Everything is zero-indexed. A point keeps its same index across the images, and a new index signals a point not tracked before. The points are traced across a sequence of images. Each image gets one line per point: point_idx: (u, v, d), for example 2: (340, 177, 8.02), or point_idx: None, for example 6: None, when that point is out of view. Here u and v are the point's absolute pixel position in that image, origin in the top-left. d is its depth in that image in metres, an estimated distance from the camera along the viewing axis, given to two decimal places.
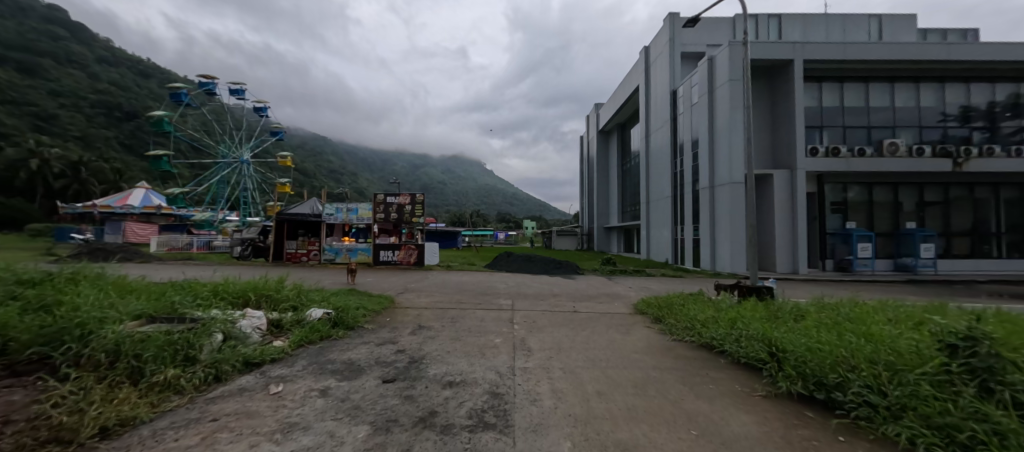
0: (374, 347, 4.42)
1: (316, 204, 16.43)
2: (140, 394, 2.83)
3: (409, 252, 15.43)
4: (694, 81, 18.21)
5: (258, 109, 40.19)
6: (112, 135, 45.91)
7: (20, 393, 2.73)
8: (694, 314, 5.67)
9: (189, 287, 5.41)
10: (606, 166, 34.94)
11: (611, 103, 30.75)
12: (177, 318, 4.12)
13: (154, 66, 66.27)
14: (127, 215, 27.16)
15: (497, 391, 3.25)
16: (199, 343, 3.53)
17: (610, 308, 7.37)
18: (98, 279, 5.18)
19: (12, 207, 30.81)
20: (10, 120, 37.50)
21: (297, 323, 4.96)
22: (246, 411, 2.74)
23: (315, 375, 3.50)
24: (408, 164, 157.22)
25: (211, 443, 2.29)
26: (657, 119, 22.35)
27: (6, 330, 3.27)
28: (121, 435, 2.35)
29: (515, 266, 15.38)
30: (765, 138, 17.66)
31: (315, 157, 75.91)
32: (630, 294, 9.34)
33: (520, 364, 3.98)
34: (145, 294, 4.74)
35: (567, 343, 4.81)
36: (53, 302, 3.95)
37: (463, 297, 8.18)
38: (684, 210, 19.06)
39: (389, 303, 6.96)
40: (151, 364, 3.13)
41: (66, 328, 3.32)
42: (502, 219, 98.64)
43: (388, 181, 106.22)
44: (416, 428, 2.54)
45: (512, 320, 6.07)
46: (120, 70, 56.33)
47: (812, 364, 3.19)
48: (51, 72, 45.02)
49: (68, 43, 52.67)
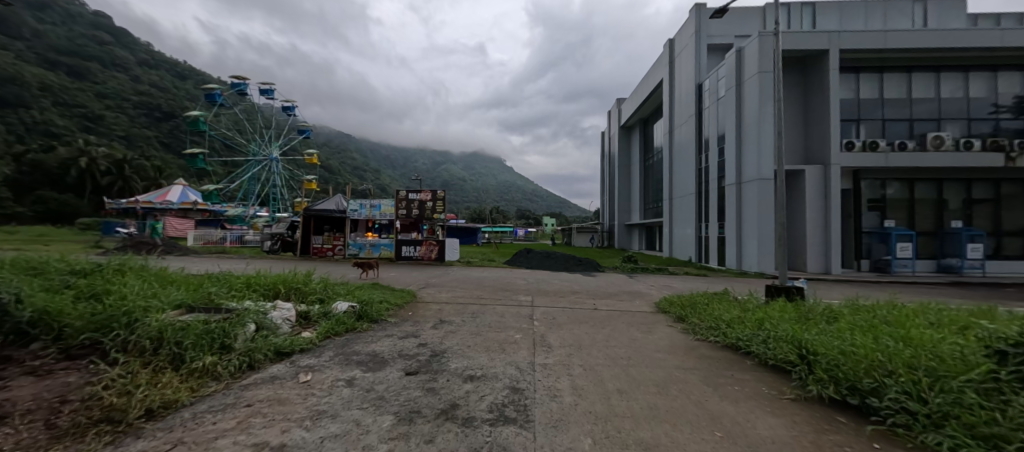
0: (398, 340, 4.52)
1: (341, 200, 16.46)
2: (181, 378, 3.00)
3: (431, 247, 15.64)
4: (720, 74, 17.64)
5: (286, 108, 41.40)
6: (152, 135, 48.51)
7: (75, 375, 2.96)
8: (720, 314, 5.50)
9: (226, 279, 5.64)
10: (628, 163, 34.38)
11: (633, 98, 30.33)
12: (214, 309, 4.30)
13: (190, 69, 69.44)
14: (166, 211, 28.44)
15: (518, 386, 3.27)
16: (234, 332, 3.69)
17: (631, 306, 7.24)
18: (142, 270, 5.45)
19: (65, 202, 32.91)
20: (62, 121, 40.01)
21: (324, 315, 5.11)
22: (278, 398, 2.87)
23: (341, 366, 3.62)
24: (428, 161, 159.19)
25: (246, 427, 2.42)
26: (681, 114, 21.79)
27: (64, 317, 3.57)
28: (166, 416, 2.52)
29: (536, 262, 15.34)
30: (797, 132, 16.93)
31: (339, 154, 77.69)
32: (651, 292, 9.17)
33: (540, 360, 3.98)
34: (185, 284, 5.03)
35: (587, 340, 4.77)
36: (103, 290, 4.26)
37: (483, 293, 8.19)
38: (709, 207, 18.53)
39: (412, 297, 7.12)
40: (192, 351, 3.30)
41: (116, 316, 3.57)
42: (521, 215, 97.99)
43: (410, 178, 107.73)
44: (439, 420, 2.60)
45: (532, 317, 6.06)
46: (159, 72, 59.47)
47: (846, 368, 3.06)
48: (97, 76, 47.92)
49: (112, 47, 55.85)
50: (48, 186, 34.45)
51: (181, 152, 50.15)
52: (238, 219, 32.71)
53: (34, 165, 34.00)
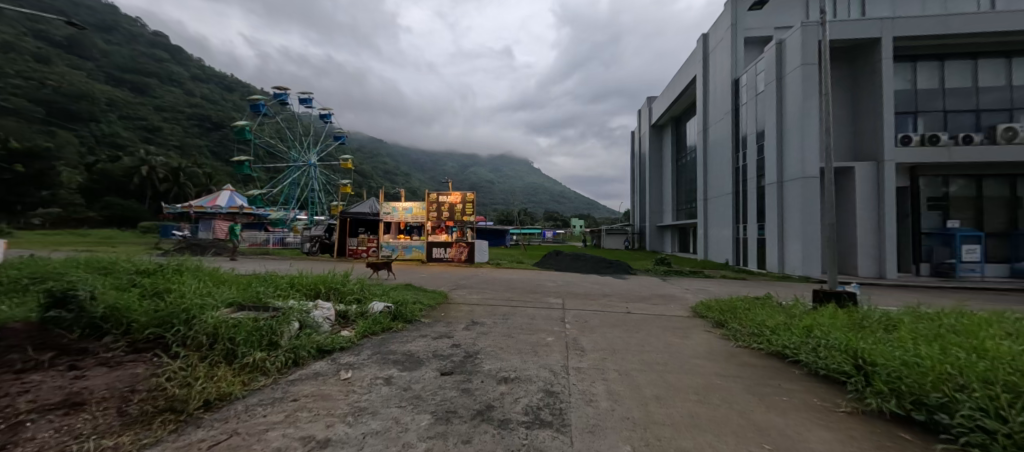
0: (431, 341, 4.59)
1: (374, 202, 17.84)
2: (234, 372, 3.19)
3: (461, 249, 15.89)
4: (759, 67, 16.87)
5: (323, 116, 43.25)
6: (203, 144, 52.11)
7: (143, 367, 3.22)
8: (763, 320, 5.24)
9: (271, 279, 5.98)
10: (659, 163, 33.53)
11: (665, 96, 29.56)
12: (262, 307, 4.55)
13: (236, 81, 73.97)
14: (217, 215, 29.39)
15: (552, 389, 3.25)
16: (281, 329, 3.87)
17: (665, 310, 7.06)
18: (198, 269, 5.85)
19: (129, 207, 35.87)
20: (126, 132, 43.74)
21: (361, 314, 5.29)
22: (321, 394, 2.99)
23: (379, 364, 3.73)
24: (456, 164, 162.09)
25: (294, 420, 2.54)
26: (716, 111, 21.01)
27: (131, 313, 3.89)
28: (221, 408, 2.69)
29: (565, 264, 15.24)
30: (844, 127, 15.91)
31: (371, 159, 80.42)
32: (686, 296, 8.90)
33: (574, 363, 3.93)
34: (235, 284, 5.34)
35: (621, 344, 4.67)
36: (164, 288, 4.59)
37: (514, 294, 8.22)
38: (748, 207, 17.72)
39: (443, 298, 7.23)
40: (244, 346, 3.50)
41: (175, 313, 3.83)
42: (549, 218, 97.44)
43: (439, 181, 110.26)
44: (474, 421, 2.62)
45: (563, 319, 6.01)
46: (209, 86, 63.87)
47: (909, 380, 2.83)
48: (156, 91, 52.06)
49: (169, 63, 60.56)
50: (114, 192, 37.18)
51: (227, 159, 53.57)
52: (280, 222, 34.51)
53: (102, 174, 36.38)
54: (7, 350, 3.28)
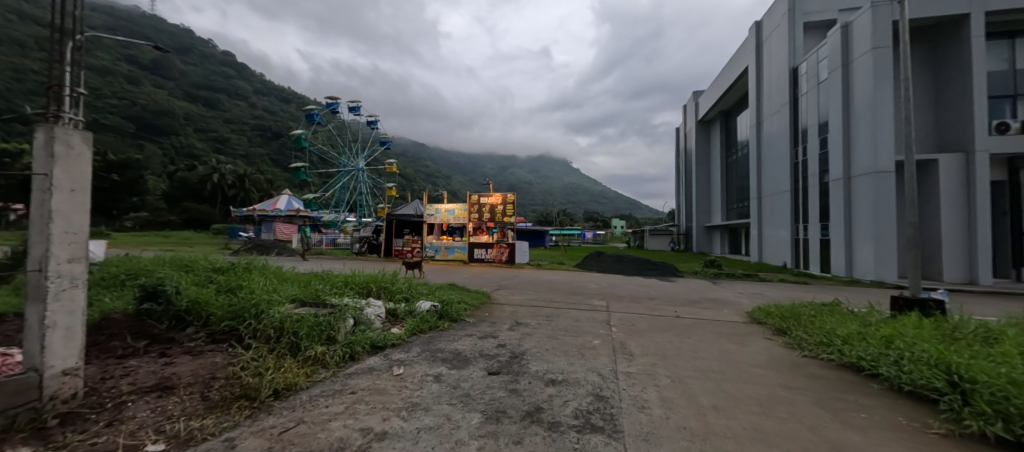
0: (477, 340, 4.66)
1: (418, 205, 18.48)
2: (298, 364, 3.41)
3: (501, 250, 16.03)
4: (821, 54, 15.63)
5: (370, 122, 45.46)
6: (264, 153, 56.71)
7: (220, 356, 3.53)
8: (832, 328, 4.81)
9: (327, 277, 6.35)
10: (706, 160, 31.93)
11: (713, 89, 28.15)
12: (321, 304, 4.84)
13: (292, 93, 79.77)
14: (277, 217, 31.79)
15: (601, 393, 3.17)
16: (338, 325, 4.10)
17: (718, 315, 6.70)
18: (264, 268, 6.35)
19: (202, 211, 39.76)
20: (201, 144, 48.62)
21: (409, 313, 5.47)
22: (376, 388, 3.12)
23: (428, 361, 3.84)
24: (493, 166, 164.10)
25: (353, 412, 2.67)
26: (771, 104, 19.69)
27: (209, 307, 4.26)
28: (289, 397, 2.88)
29: (608, 265, 14.92)
30: (924, 115, 14.28)
31: (413, 162, 83.33)
32: (740, 300, 8.39)
33: (622, 367, 3.83)
34: (296, 282, 5.73)
35: (671, 350, 4.48)
36: (237, 285, 5.02)
37: (557, 296, 8.15)
38: (808, 205, 16.41)
39: (486, 299, 7.32)
40: (305, 341, 3.72)
41: (247, 307, 4.18)
42: (588, 218, 95.97)
43: (478, 182, 112.13)
44: (525, 422, 2.61)
45: (609, 322, 5.87)
46: (269, 98, 69.36)
47: (1020, 401, 2.48)
48: (224, 105, 57.34)
49: (235, 79, 66.51)
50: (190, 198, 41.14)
51: (284, 166, 57.84)
52: (331, 224, 36.64)
53: (181, 181, 40.68)
54: (112, 338, 3.74)
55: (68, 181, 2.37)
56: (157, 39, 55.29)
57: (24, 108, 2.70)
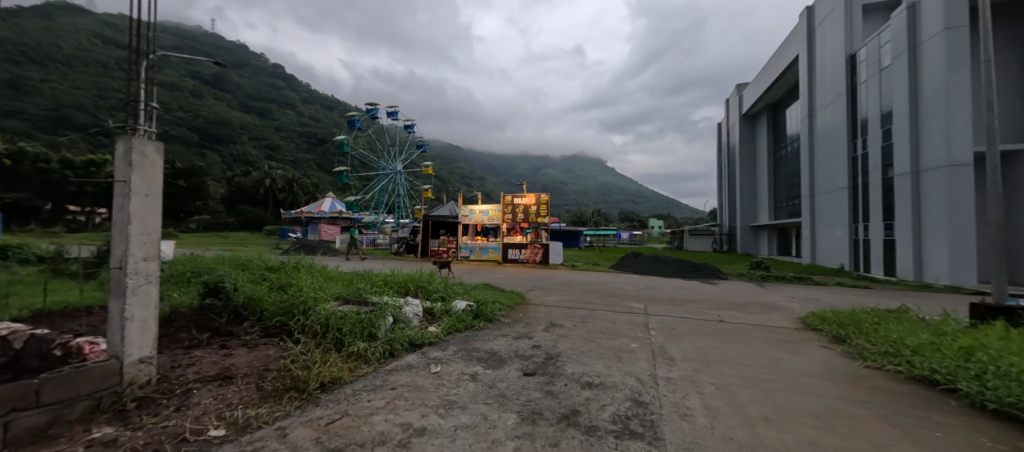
0: (512, 340, 4.69)
1: (453, 206, 18.86)
2: (343, 359, 3.59)
3: (535, 251, 16.00)
4: (884, 37, 14.32)
5: (407, 127, 47.00)
6: (310, 158, 60.24)
7: (273, 349, 3.79)
8: (900, 338, 4.37)
9: (368, 276, 6.63)
10: (751, 156, 30.17)
11: (758, 81, 26.60)
12: (363, 302, 5.06)
13: (336, 101, 84.20)
14: (322, 219, 33.68)
15: (640, 398, 3.08)
16: (378, 323, 4.26)
17: (766, 320, 6.31)
18: (311, 267, 6.74)
19: (257, 213, 42.93)
20: (255, 151, 52.47)
21: (446, 312, 5.60)
22: (415, 385, 3.22)
23: (464, 360, 3.90)
24: (526, 167, 164.49)
25: (393, 407, 2.76)
26: (825, 94, 18.29)
27: (262, 303, 4.57)
28: (334, 390, 3.04)
29: (645, 267, 14.50)
30: (1010, 99, 12.68)
31: (448, 164, 85.25)
32: (791, 305, 7.85)
33: (663, 373, 3.69)
34: (340, 280, 6.03)
35: (714, 356, 4.28)
36: (287, 282, 5.37)
37: (593, 297, 8.02)
38: (870, 203, 15.06)
39: (521, 299, 7.34)
40: (348, 337, 3.91)
41: (296, 304, 4.45)
42: (623, 219, 93.82)
43: (511, 183, 112.68)
44: (561, 424, 2.58)
45: (647, 325, 5.70)
46: (315, 106, 73.60)
47: None
48: (275, 114, 61.52)
49: (285, 90, 71.20)
50: (246, 201, 44.50)
51: (328, 170, 61.11)
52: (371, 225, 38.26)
53: (238, 186, 44.15)
54: (180, 329, 4.12)
55: (144, 187, 2.63)
56: (217, 56, 60.29)
57: (108, 123, 3.03)
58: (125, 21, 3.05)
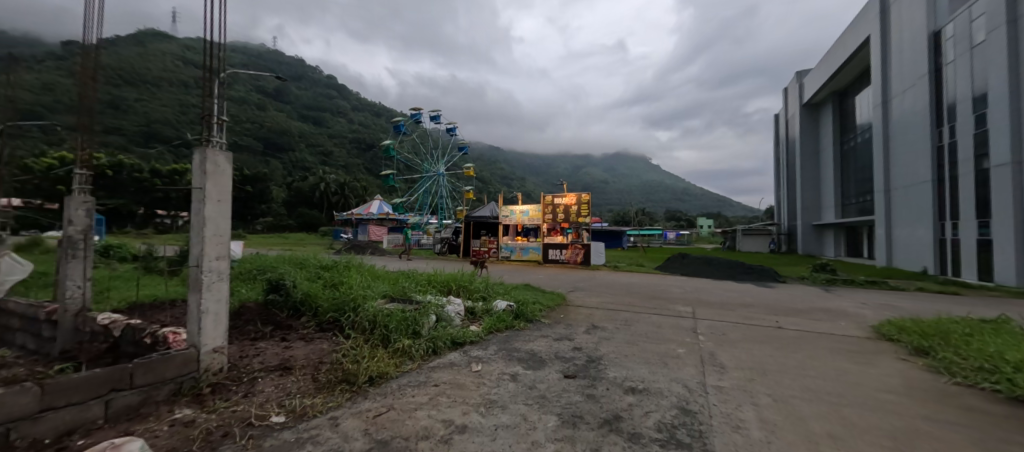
0: (553, 341, 4.64)
1: (494, 206, 19.10)
2: (389, 355, 3.74)
3: (576, 251, 15.76)
4: (976, 9, 12.52)
5: (449, 130, 48.28)
6: (360, 163, 63.79)
7: (327, 343, 4.04)
8: (1000, 352, 3.78)
9: (413, 275, 6.88)
10: (814, 149, 27.64)
11: (822, 66, 24.32)
12: (408, 300, 5.27)
13: (383, 108, 88.51)
14: (370, 221, 35.57)
15: (688, 407, 2.92)
16: (422, 321, 4.40)
17: (832, 328, 5.73)
18: (360, 266, 7.13)
19: (313, 215, 46.26)
20: (311, 157, 56.56)
21: (487, 311, 5.67)
22: (456, 383, 3.28)
23: (504, 360, 3.92)
24: (566, 166, 162.62)
25: (436, 404, 2.83)
26: (903, 77, 16.33)
27: (317, 299, 4.90)
28: (381, 384, 3.17)
29: (693, 268, 13.77)
30: None
31: (489, 166, 86.46)
32: (864, 312, 7.07)
33: (712, 381, 3.47)
34: (387, 279, 6.32)
35: (771, 365, 3.95)
36: (339, 281, 5.72)
37: (637, 300, 7.74)
38: (959, 198, 13.22)
39: (562, 300, 7.26)
40: (394, 334, 4.07)
41: (347, 301, 4.72)
42: (669, 218, 89.79)
43: (551, 183, 112.00)
44: (603, 429, 2.51)
45: (695, 330, 5.40)
46: (364, 113, 77.83)
47: None
48: (329, 122, 65.86)
49: (338, 99, 75.98)
50: (303, 205, 48.05)
51: (376, 174, 64.38)
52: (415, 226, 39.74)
53: (297, 190, 47.83)
54: (247, 323, 4.53)
55: (216, 193, 2.91)
56: (279, 71, 65.53)
57: (187, 135, 3.39)
58: (199, 43, 3.40)
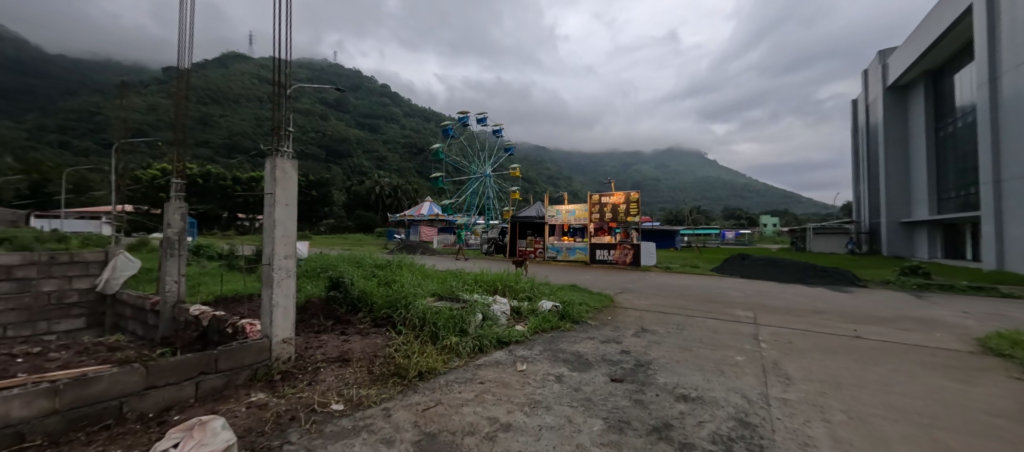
0: (600, 344, 4.53)
1: (540, 206, 19.05)
2: (438, 351, 3.88)
3: (625, 252, 15.22)
4: None
5: (495, 131, 49.00)
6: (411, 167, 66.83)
7: (381, 338, 4.29)
8: None
9: (460, 275, 7.07)
10: (902, 136, 24.34)
11: (911, 42, 21.36)
12: (455, 298, 5.43)
13: (433, 112, 91.91)
14: (421, 222, 37.21)
15: (747, 419, 2.70)
16: (469, 319, 4.51)
17: (926, 339, 5.00)
18: (411, 265, 7.47)
19: (369, 217, 49.47)
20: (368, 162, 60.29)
21: (532, 311, 5.68)
22: (501, 381, 3.32)
23: (550, 361, 3.90)
24: (614, 164, 157.86)
25: (482, 401, 2.89)
26: (1017, 48, 13.86)
27: (372, 296, 5.21)
28: (430, 379, 3.30)
29: (756, 270, 12.71)
30: None
31: (534, 166, 86.45)
32: (969, 323, 6.07)
33: (777, 393, 3.18)
34: (436, 278, 6.56)
35: (848, 378, 3.53)
36: (392, 279, 6.04)
37: (691, 303, 7.32)
38: None
39: (610, 302, 7.06)
40: (442, 331, 4.21)
41: (398, 299, 4.97)
42: (728, 216, 83.68)
43: (598, 181, 109.35)
44: (651, 437, 2.40)
45: (757, 336, 4.98)
46: (415, 119, 81.40)
47: None
48: (384, 129, 69.77)
49: (391, 107, 80.19)
50: (361, 207, 51.32)
51: (426, 177, 67.11)
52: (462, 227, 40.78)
53: (355, 194, 51.25)
54: (312, 317, 4.95)
55: (284, 198, 3.20)
56: (339, 83, 70.58)
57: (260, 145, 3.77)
58: (270, 62, 3.76)
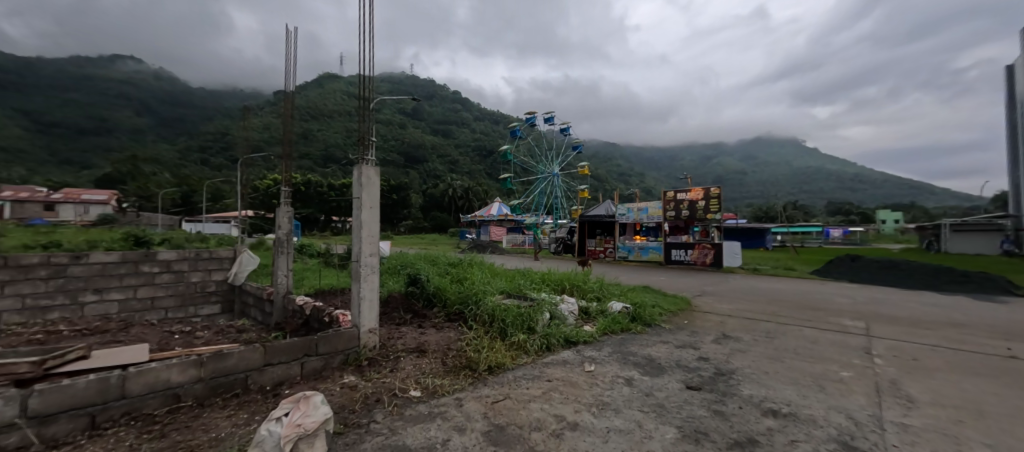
0: (675, 349, 4.28)
1: (610, 205, 18.45)
2: (506, 347, 4.02)
3: (705, 252, 14.05)
4: None
5: (563, 129, 48.58)
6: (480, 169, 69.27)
7: (454, 332, 4.56)
8: None
9: (528, 273, 7.19)
10: None
11: None
12: (523, 297, 5.54)
13: (501, 115, 94.16)
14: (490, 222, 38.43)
15: (853, 444, 2.35)
16: (536, 317, 4.58)
17: None
18: (482, 263, 7.80)
19: (444, 218, 51.96)
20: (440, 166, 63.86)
21: (601, 312, 5.56)
22: (568, 380, 3.32)
23: (619, 363, 3.79)
24: (691, 157, 146.43)
25: (548, 398, 2.92)
26: None
27: (446, 292, 5.56)
28: (499, 373, 3.44)
29: (871, 275, 10.84)
30: None
31: (604, 163, 83.83)
32: None
33: (893, 416, 2.71)
34: (505, 276, 6.77)
35: (999, 407, 2.86)
36: (463, 276, 6.37)
37: (784, 309, 6.52)
38: None
39: (687, 305, 6.61)
40: (511, 328, 4.33)
41: (469, 295, 5.23)
42: (834, 212, 72.39)
43: (674, 177, 102.26)
44: None
45: (870, 350, 4.28)
46: (484, 122, 84.13)
47: None
48: (455, 134, 73.37)
49: (462, 112, 83.95)
50: (434, 209, 54.58)
51: (495, 178, 68.99)
52: None
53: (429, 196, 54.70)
54: (394, 310, 5.44)
55: (369, 201, 3.57)
56: (416, 92, 75.82)
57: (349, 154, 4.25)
58: (357, 79, 4.21)
